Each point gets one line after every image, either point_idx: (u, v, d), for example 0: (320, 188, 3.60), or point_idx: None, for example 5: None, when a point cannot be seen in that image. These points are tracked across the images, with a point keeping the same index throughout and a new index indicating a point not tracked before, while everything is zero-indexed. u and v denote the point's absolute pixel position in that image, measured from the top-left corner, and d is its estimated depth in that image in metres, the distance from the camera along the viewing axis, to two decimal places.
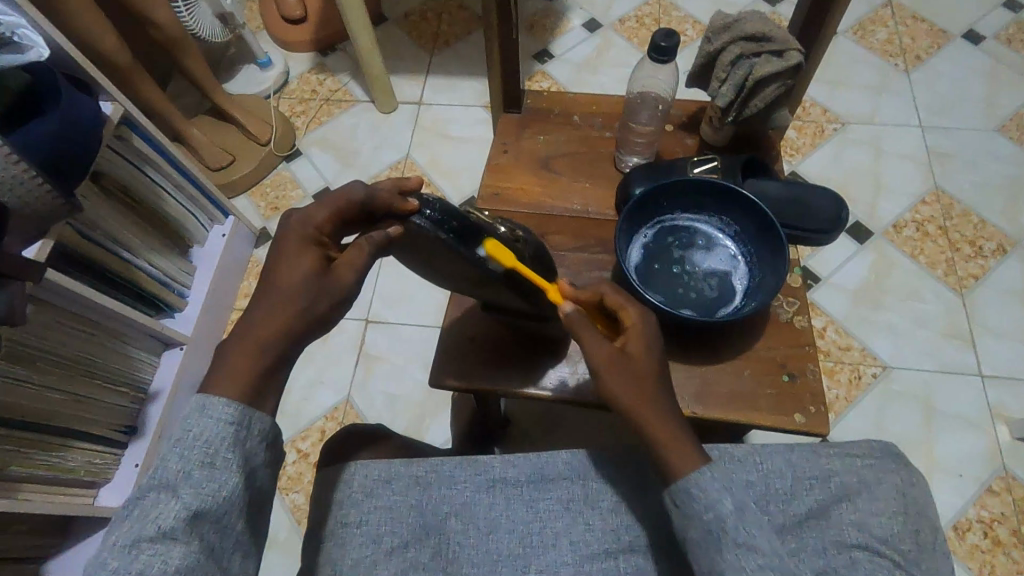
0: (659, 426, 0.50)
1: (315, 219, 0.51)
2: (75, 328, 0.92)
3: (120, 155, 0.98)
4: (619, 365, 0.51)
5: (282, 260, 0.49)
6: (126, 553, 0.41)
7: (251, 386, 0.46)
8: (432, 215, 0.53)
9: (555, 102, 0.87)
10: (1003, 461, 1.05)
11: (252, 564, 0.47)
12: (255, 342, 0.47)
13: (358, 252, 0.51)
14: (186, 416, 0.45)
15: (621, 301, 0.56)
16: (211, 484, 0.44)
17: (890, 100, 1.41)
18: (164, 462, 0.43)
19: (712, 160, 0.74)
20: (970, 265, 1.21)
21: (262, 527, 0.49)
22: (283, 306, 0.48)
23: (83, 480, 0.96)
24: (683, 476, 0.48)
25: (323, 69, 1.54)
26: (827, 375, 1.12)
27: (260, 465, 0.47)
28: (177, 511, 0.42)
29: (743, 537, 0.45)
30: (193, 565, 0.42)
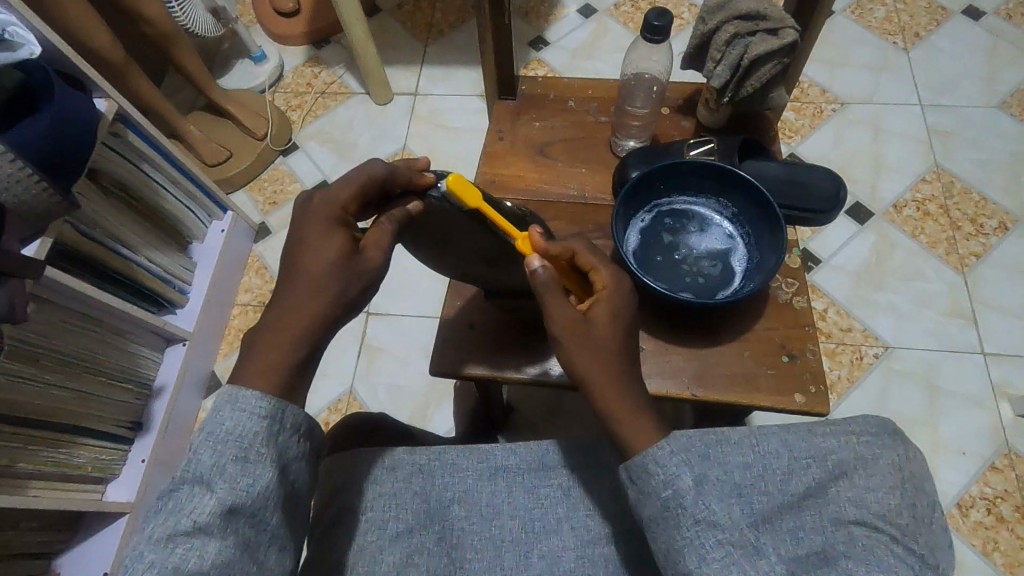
0: (619, 398, 0.51)
1: (339, 200, 0.51)
2: (77, 326, 0.92)
3: (115, 152, 0.98)
4: (580, 334, 0.52)
5: (307, 245, 0.49)
6: (162, 547, 0.39)
7: (285, 378, 0.46)
8: (448, 189, 0.54)
9: (551, 88, 0.87)
10: (1006, 438, 1.05)
11: (287, 562, 0.45)
12: (287, 330, 0.47)
13: (381, 232, 0.51)
14: (218, 408, 0.44)
15: (594, 265, 0.57)
16: (246, 478, 0.43)
17: (889, 78, 1.40)
18: (197, 455, 0.43)
19: (709, 142, 0.73)
20: (971, 243, 1.21)
21: (297, 525, 0.47)
22: (312, 292, 0.48)
23: (90, 476, 0.97)
24: (639, 451, 0.49)
25: (318, 62, 1.54)
26: (828, 356, 1.12)
27: (293, 460, 0.46)
28: (212, 504, 0.41)
29: (703, 513, 0.45)
30: (229, 560, 0.41)
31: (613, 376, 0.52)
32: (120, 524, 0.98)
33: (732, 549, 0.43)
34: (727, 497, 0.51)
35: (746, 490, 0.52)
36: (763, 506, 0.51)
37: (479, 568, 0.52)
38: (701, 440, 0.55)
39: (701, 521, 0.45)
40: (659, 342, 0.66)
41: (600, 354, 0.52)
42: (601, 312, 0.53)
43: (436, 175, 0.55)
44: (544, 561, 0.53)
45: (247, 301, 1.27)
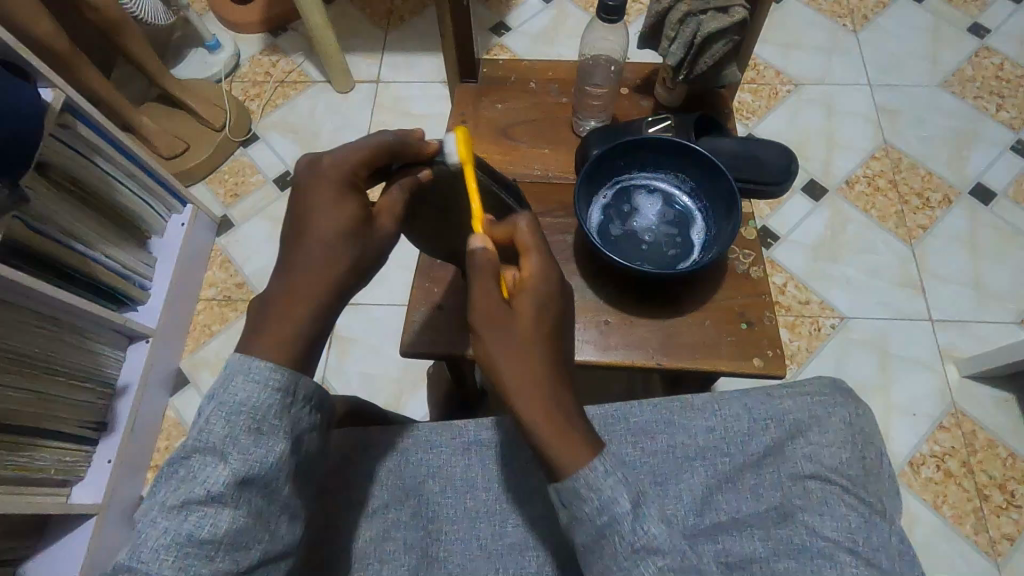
0: (536, 398, 0.46)
1: (348, 164, 0.49)
2: (34, 326, 0.90)
3: (66, 144, 0.95)
4: (500, 326, 0.47)
5: (321, 206, 0.47)
6: (175, 515, 0.40)
7: (303, 345, 0.45)
8: (453, 156, 0.56)
9: (512, 70, 0.87)
10: (953, 399, 1.11)
11: (299, 530, 0.45)
12: (306, 296, 0.46)
13: (393, 202, 0.52)
14: (227, 377, 0.43)
15: (529, 248, 0.52)
16: (260, 450, 0.42)
17: (840, 60, 1.44)
18: (209, 425, 0.42)
19: (666, 119, 0.75)
20: (918, 216, 1.27)
21: (308, 490, 0.47)
22: (332, 257, 0.47)
23: (55, 478, 0.95)
24: (570, 472, 0.44)
25: (276, 50, 1.51)
26: (788, 328, 1.17)
27: (306, 430, 0.46)
28: (225, 475, 0.41)
29: (642, 538, 0.43)
30: (241, 529, 0.41)
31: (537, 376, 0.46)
32: (87, 526, 0.96)
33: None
34: (690, 459, 0.55)
35: (708, 452, 0.55)
36: (725, 465, 0.54)
37: (455, 541, 0.54)
38: (665, 406, 0.58)
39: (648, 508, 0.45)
40: (624, 315, 0.68)
41: (524, 351, 0.46)
42: (528, 303, 0.48)
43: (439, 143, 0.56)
44: (517, 528, 0.55)
45: (212, 296, 1.24)
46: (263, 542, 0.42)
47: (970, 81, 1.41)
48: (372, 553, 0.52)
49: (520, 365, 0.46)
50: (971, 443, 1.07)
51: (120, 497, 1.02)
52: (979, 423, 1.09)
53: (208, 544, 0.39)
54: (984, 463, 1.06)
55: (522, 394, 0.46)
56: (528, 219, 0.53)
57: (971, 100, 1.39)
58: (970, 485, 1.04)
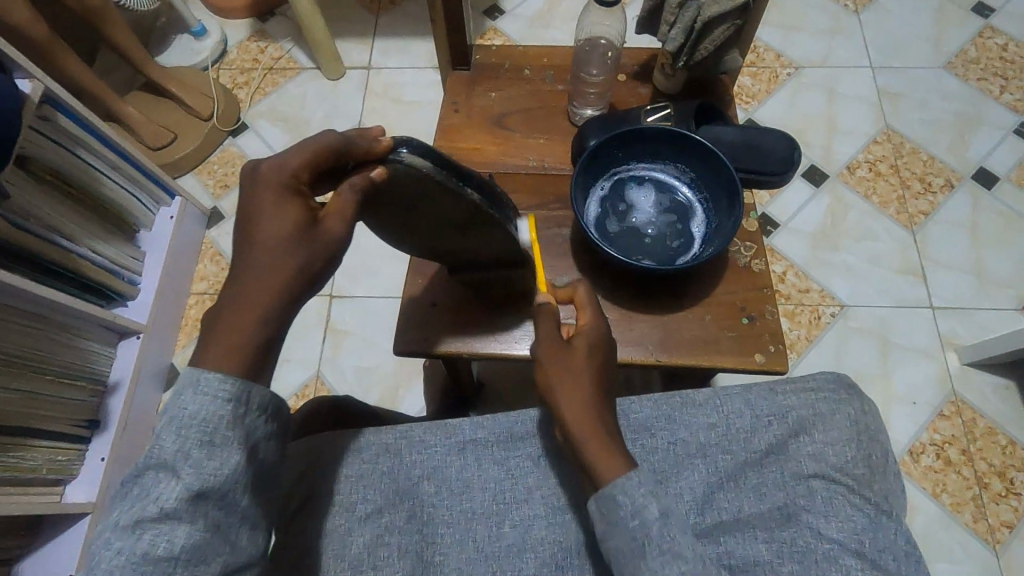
0: (585, 417, 0.48)
1: (288, 166, 0.45)
2: (19, 325, 0.88)
3: (46, 137, 0.92)
4: (558, 359, 0.51)
5: (262, 215, 0.44)
6: (129, 534, 0.39)
7: (251, 360, 0.43)
8: (411, 152, 0.50)
9: (505, 57, 0.85)
10: (953, 386, 1.10)
11: (262, 539, 0.44)
12: (252, 310, 0.43)
13: (343, 203, 0.47)
14: (178, 392, 0.41)
15: (586, 304, 0.56)
16: (213, 462, 0.41)
17: (841, 42, 1.41)
18: (159, 442, 0.40)
19: (665, 108, 0.73)
20: (920, 202, 1.25)
21: (269, 498, 0.46)
22: (276, 267, 0.43)
23: (47, 478, 0.93)
24: (608, 484, 0.46)
25: (263, 36, 1.47)
26: (788, 317, 1.15)
27: (263, 438, 0.44)
28: (177, 491, 0.39)
29: (667, 544, 0.43)
30: (199, 544, 0.39)
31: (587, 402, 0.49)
32: (82, 525, 0.95)
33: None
34: (691, 459, 0.54)
35: (709, 451, 0.54)
36: (727, 463, 0.53)
37: (451, 544, 0.52)
38: (665, 405, 0.57)
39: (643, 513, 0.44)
40: (622, 311, 0.66)
41: (577, 380, 0.49)
42: (585, 344, 0.51)
43: (395, 140, 0.51)
44: (515, 531, 0.54)
45: (205, 289, 1.23)
46: (223, 555, 0.41)
47: (974, 63, 1.38)
48: (367, 559, 0.51)
49: (577, 394, 0.49)
50: (971, 431, 1.07)
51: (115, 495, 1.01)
52: (979, 411, 1.08)
53: (163, 562, 0.38)
54: (984, 451, 1.05)
55: (574, 418, 0.48)
56: (587, 283, 0.57)
57: (974, 82, 1.36)
58: (970, 473, 1.04)
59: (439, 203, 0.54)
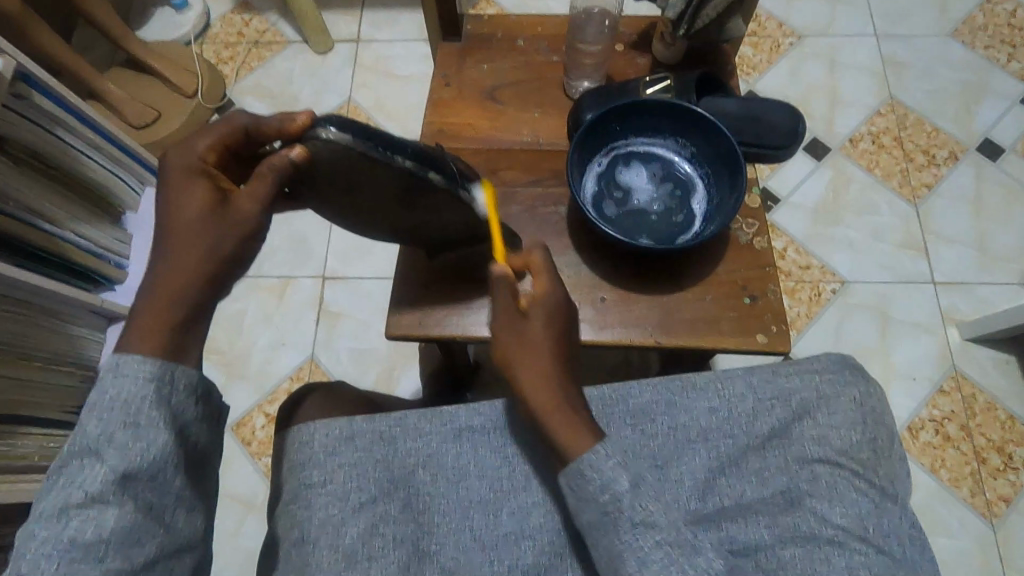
0: (544, 389, 0.49)
1: (193, 152, 0.48)
2: (9, 311, 0.86)
3: (22, 116, 0.88)
4: (516, 334, 0.50)
5: (174, 201, 0.47)
6: (56, 521, 0.40)
7: (169, 339, 0.44)
8: (335, 129, 0.48)
9: (497, 26, 0.81)
10: (954, 362, 1.09)
11: (200, 519, 0.46)
12: (167, 290, 0.45)
13: (259, 182, 0.47)
14: (101, 376, 0.43)
15: (539, 267, 0.53)
16: (139, 445, 0.42)
17: (845, 9, 1.37)
18: (83, 428, 0.42)
19: (665, 79, 0.70)
20: (923, 175, 1.22)
21: (205, 479, 0.48)
22: (187, 248, 0.45)
23: (39, 465, 0.92)
24: (575, 458, 0.46)
25: (248, 8, 1.42)
26: (789, 294, 1.14)
27: (191, 421, 0.46)
28: (102, 475, 0.41)
29: (640, 515, 0.44)
30: (130, 526, 0.41)
31: (548, 374, 0.49)
32: None
33: (669, 548, 0.43)
34: (692, 444, 0.52)
35: (711, 435, 0.52)
36: (728, 448, 0.52)
37: (448, 532, 0.52)
38: (666, 387, 0.55)
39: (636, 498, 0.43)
40: (620, 291, 0.64)
41: (537, 354, 0.50)
42: (541, 315, 0.51)
43: (315, 118, 0.49)
44: (513, 518, 0.53)
45: None
46: (157, 537, 0.42)
47: (981, 30, 1.34)
48: (361, 550, 0.50)
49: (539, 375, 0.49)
50: (971, 406, 1.06)
51: None
52: (979, 386, 1.08)
53: (94, 546, 0.40)
54: (983, 426, 1.05)
55: (537, 395, 0.48)
56: (541, 248, 0.54)
57: (981, 50, 1.32)
58: (969, 448, 1.04)
59: (379, 181, 0.51)
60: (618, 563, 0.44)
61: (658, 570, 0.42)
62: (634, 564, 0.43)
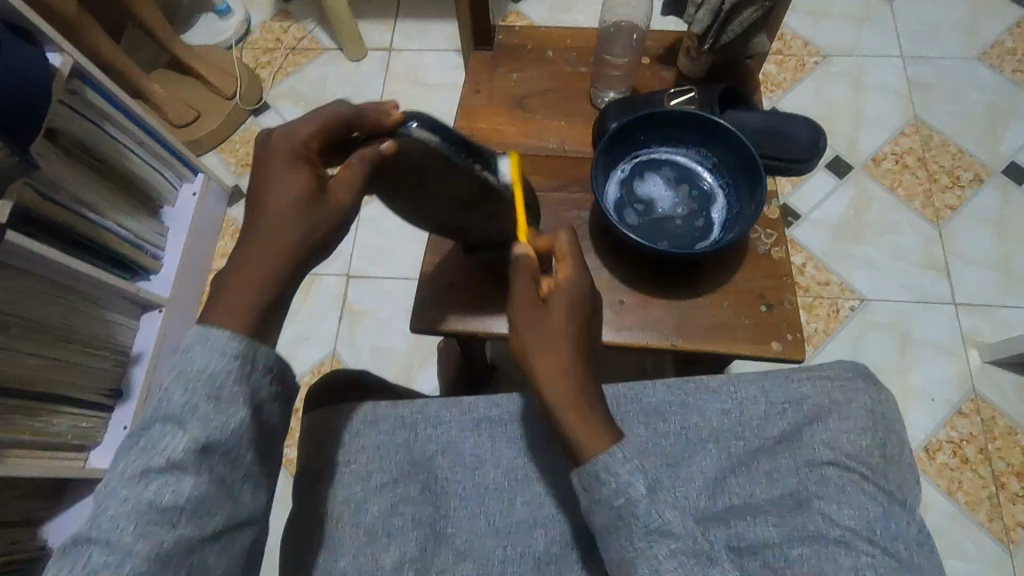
0: (563, 382, 0.47)
1: (299, 134, 0.46)
2: (49, 295, 0.90)
3: (75, 111, 0.93)
4: (534, 316, 0.49)
5: (271, 180, 0.45)
6: (134, 483, 0.39)
7: (255, 320, 0.43)
8: (420, 127, 0.51)
9: (527, 37, 0.84)
10: (973, 384, 1.08)
11: (262, 497, 0.45)
12: (256, 270, 0.44)
13: (351, 171, 0.47)
14: (186, 346, 0.42)
15: (564, 254, 0.54)
16: (220, 418, 0.41)
17: (872, 30, 1.38)
18: (167, 395, 0.41)
19: (689, 92, 0.72)
20: (947, 196, 1.22)
21: (272, 458, 0.47)
22: (282, 229, 0.44)
23: (72, 444, 0.96)
24: (590, 459, 0.45)
25: (287, 16, 1.47)
26: (806, 310, 1.14)
27: (267, 399, 0.45)
28: (185, 442, 0.40)
29: (657, 522, 0.43)
30: (204, 495, 0.40)
31: (565, 367, 0.48)
32: None
33: (684, 559, 0.42)
34: (703, 444, 0.53)
35: (722, 435, 0.53)
36: (738, 450, 0.53)
37: (463, 517, 0.53)
38: (679, 390, 0.56)
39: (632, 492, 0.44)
40: (638, 294, 0.66)
41: (557, 343, 0.48)
42: (563, 300, 0.50)
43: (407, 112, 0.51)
44: (527, 508, 0.54)
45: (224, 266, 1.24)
46: (227, 510, 0.41)
47: (1010, 54, 1.34)
48: (382, 527, 0.52)
49: (556, 355, 0.48)
50: (990, 430, 1.05)
51: None
52: (998, 410, 1.07)
53: (172, 510, 0.39)
54: (1003, 451, 1.04)
55: (554, 380, 0.47)
56: (570, 233, 0.56)
57: (1009, 74, 1.32)
58: (987, 472, 1.03)
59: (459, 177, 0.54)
60: (627, 567, 0.43)
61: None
62: (646, 570, 0.42)
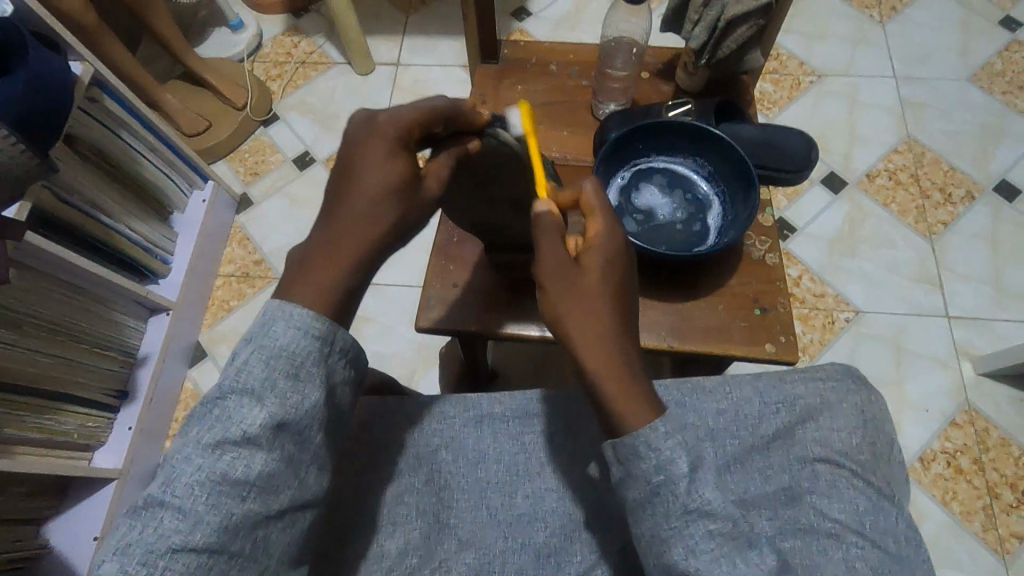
0: (605, 349, 0.44)
1: (406, 120, 0.47)
2: (62, 295, 0.92)
3: (92, 117, 0.96)
4: (567, 278, 0.46)
5: (369, 163, 0.46)
6: (208, 453, 0.39)
7: (338, 302, 0.44)
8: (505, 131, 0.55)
9: (532, 52, 0.87)
10: (967, 396, 1.10)
11: (325, 481, 0.45)
12: (344, 252, 0.45)
13: (439, 165, 0.51)
14: (268, 322, 0.42)
15: (595, 209, 0.50)
16: (297, 396, 0.41)
17: (865, 51, 1.42)
18: (246, 367, 0.41)
19: (686, 104, 0.75)
20: (940, 212, 1.25)
21: (335, 441, 0.46)
22: (375, 213, 0.46)
23: (77, 443, 0.98)
24: (630, 430, 0.43)
25: (297, 31, 1.52)
26: (802, 321, 1.16)
27: (339, 383, 0.45)
28: (262, 417, 0.40)
29: (696, 502, 0.41)
30: (272, 472, 0.40)
31: (604, 332, 0.45)
32: (107, 490, 0.99)
33: (721, 540, 0.40)
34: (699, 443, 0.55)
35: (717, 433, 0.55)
36: (733, 447, 0.54)
37: (466, 509, 0.55)
38: (676, 390, 0.58)
39: (672, 468, 0.41)
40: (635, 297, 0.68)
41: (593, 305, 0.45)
42: (596, 260, 0.47)
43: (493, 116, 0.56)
44: (527, 501, 0.56)
45: (231, 272, 1.27)
46: (291, 489, 0.42)
47: (999, 76, 1.38)
48: (387, 516, 0.54)
49: (589, 316, 0.45)
50: (984, 441, 1.07)
51: (140, 464, 1.06)
52: (992, 422, 1.08)
53: (240, 484, 0.39)
54: (996, 462, 1.05)
55: (588, 347, 0.44)
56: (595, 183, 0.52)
57: (999, 95, 1.36)
58: (981, 483, 1.04)
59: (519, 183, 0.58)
60: (660, 545, 0.41)
61: (709, 559, 0.39)
62: (681, 552, 0.40)
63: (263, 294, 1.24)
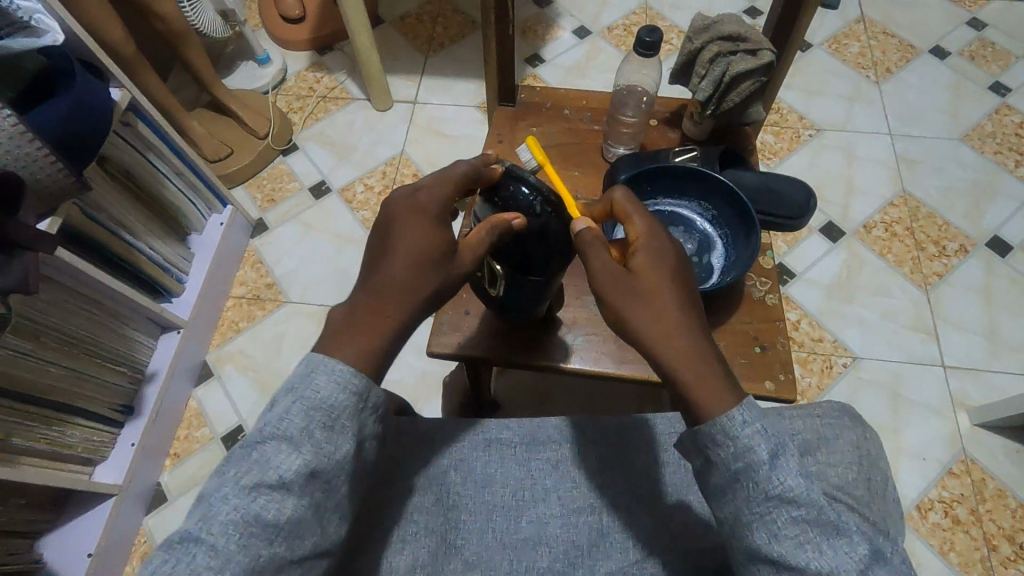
0: (678, 344, 0.47)
1: (430, 195, 0.51)
2: (79, 309, 0.95)
3: (124, 140, 1.01)
4: (622, 279, 0.50)
5: (403, 231, 0.50)
6: (244, 495, 0.41)
7: (377, 359, 0.46)
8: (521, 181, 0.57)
9: (547, 97, 0.93)
10: (963, 446, 1.11)
11: (343, 529, 0.46)
12: (381, 315, 0.47)
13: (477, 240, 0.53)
14: (309, 372, 0.44)
15: (630, 214, 0.54)
16: (331, 446, 0.43)
17: (861, 108, 1.49)
18: (287, 416, 0.42)
19: (692, 150, 0.80)
20: (934, 264, 1.28)
21: (358, 485, 0.48)
22: (408, 278, 0.48)
23: (81, 456, 0.98)
24: (712, 417, 0.45)
25: (321, 68, 1.59)
26: (800, 364, 1.18)
27: (370, 435, 0.46)
28: (298, 464, 0.41)
29: (778, 488, 0.41)
30: (299, 518, 0.42)
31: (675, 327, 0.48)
32: (105, 506, 1.00)
33: (810, 526, 0.41)
34: None
35: None
36: None
37: (472, 530, 0.56)
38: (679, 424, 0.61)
39: (751, 455, 0.42)
40: None
41: (659, 300, 0.48)
42: (644, 259, 0.50)
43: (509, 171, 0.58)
44: (531, 526, 0.57)
45: (242, 294, 1.30)
46: (315, 536, 0.43)
47: (989, 137, 1.44)
48: (397, 532, 0.55)
49: (656, 311, 0.48)
50: (981, 492, 1.07)
51: (140, 481, 1.06)
52: (989, 472, 1.09)
53: (271, 527, 0.40)
54: (994, 513, 1.05)
55: (665, 346, 0.47)
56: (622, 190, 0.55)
57: (990, 155, 1.42)
58: (978, 534, 1.04)
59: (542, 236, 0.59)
60: (744, 528, 0.43)
61: (790, 545, 0.41)
62: (765, 536, 0.41)
63: (273, 316, 1.26)
